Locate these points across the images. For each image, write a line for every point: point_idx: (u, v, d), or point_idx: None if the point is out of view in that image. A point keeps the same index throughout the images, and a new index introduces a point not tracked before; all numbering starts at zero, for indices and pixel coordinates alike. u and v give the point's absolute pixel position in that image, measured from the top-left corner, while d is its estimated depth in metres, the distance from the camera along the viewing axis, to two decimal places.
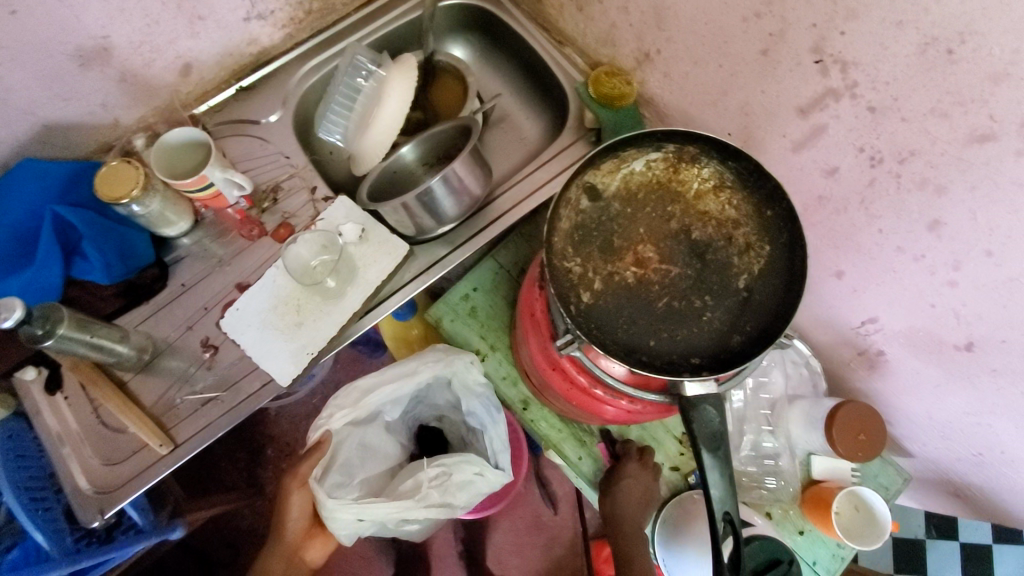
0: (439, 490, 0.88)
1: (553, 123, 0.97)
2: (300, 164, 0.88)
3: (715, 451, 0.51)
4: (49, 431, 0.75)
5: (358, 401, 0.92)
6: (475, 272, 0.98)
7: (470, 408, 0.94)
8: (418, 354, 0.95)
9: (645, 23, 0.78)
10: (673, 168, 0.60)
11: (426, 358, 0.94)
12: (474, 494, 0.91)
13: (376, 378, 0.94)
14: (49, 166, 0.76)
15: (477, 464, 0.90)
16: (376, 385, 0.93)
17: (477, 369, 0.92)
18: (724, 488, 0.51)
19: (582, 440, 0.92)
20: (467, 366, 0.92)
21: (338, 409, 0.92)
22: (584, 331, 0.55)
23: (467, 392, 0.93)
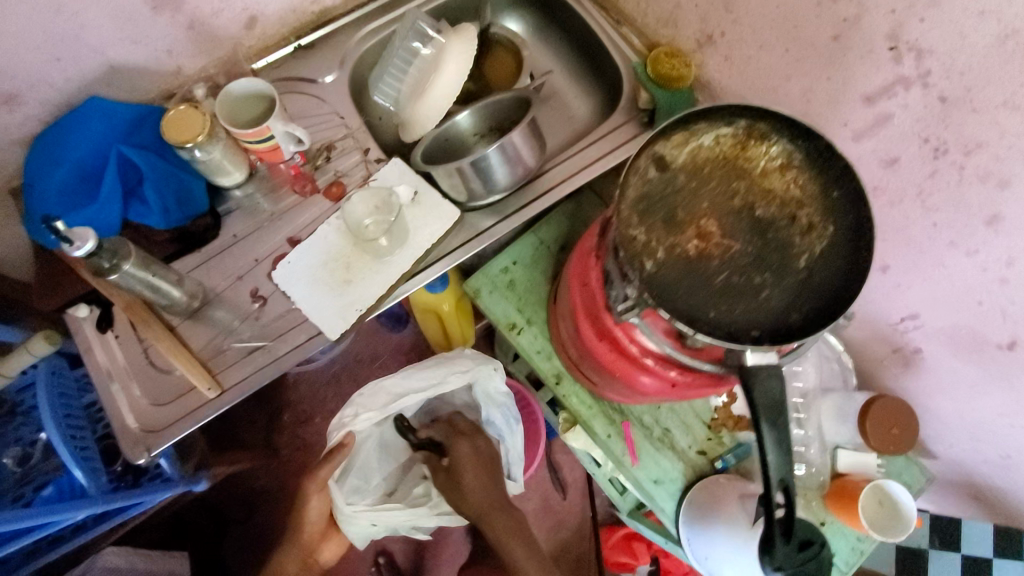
0: (449, 498, 0.95)
1: (604, 103, 0.98)
2: (355, 126, 0.89)
3: (773, 420, 0.52)
4: (99, 367, 0.77)
5: (383, 402, 0.94)
6: (516, 246, 0.99)
7: (490, 417, 0.99)
8: (446, 361, 0.98)
9: (712, 4, 0.78)
10: (741, 145, 0.61)
11: (454, 366, 0.97)
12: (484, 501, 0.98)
13: (402, 377, 0.96)
14: (116, 108, 0.77)
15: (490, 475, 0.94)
16: (403, 388, 0.95)
17: (500, 378, 0.97)
18: (780, 455, 0.52)
19: (612, 418, 0.92)
20: (492, 376, 0.97)
21: (361, 411, 0.93)
22: (648, 298, 0.56)
23: (489, 401, 0.98)
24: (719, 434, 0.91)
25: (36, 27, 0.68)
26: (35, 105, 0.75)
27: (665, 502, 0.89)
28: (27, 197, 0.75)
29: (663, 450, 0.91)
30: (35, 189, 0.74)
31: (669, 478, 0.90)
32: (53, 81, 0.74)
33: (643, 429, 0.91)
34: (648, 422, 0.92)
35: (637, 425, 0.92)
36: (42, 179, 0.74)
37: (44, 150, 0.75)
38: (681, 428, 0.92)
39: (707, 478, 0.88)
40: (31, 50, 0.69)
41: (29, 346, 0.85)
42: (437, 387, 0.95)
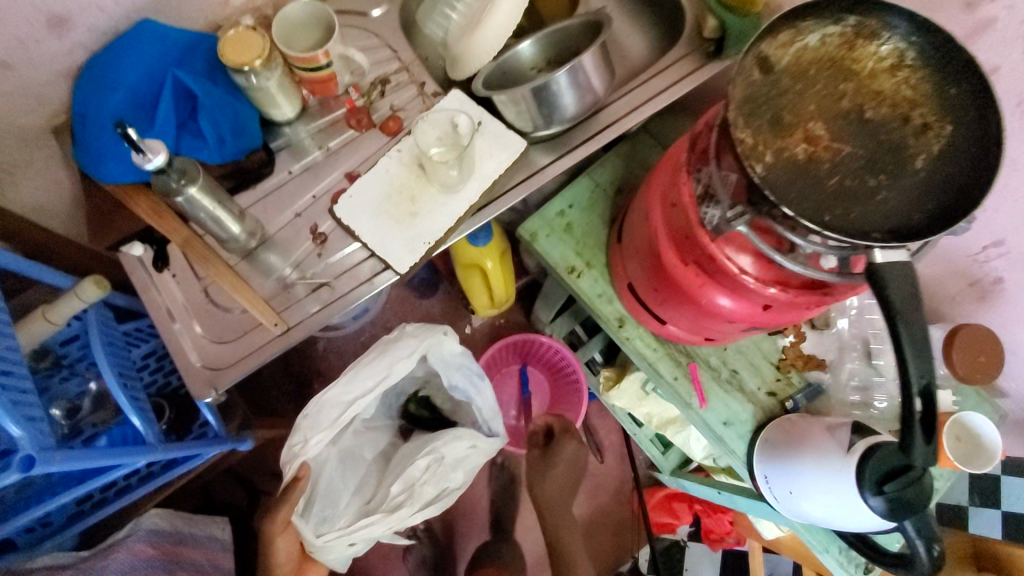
0: (431, 480, 1.04)
1: (662, 38, 0.95)
2: (408, 59, 0.85)
3: (912, 324, 0.47)
4: (157, 307, 0.74)
5: (338, 409, 1.02)
6: (571, 189, 0.95)
7: (454, 383, 1.10)
8: (388, 349, 1.05)
9: None
10: (849, 45, 0.58)
11: (397, 353, 1.04)
12: (471, 465, 1.07)
13: (346, 378, 1.03)
14: (169, 32, 0.73)
15: (468, 438, 1.06)
16: (349, 394, 1.02)
17: (451, 339, 1.06)
18: (924, 366, 0.47)
19: (678, 360, 0.90)
20: (442, 342, 1.06)
21: (311, 432, 0.99)
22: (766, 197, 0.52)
23: (448, 367, 1.10)
24: (788, 374, 0.89)
25: None
26: (84, 31, 0.71)
27: (736, 444, 0.87)
28: (78, 128, 0.71)
29: (731, 391, 0.89)
30: (88, 119, 0.70)
31: (739, 420, 0.88)
32: (101, 4, 0.70)
33: (710, 371, 0.89)
34: (714, 364, 0.90)
35: (703, 366, 0.89)
36: (94, 108, 0.70)
37: (96, 77, 0.71)
38: (748, 370, 0.90)
39: (777, 420, 0.84)
40: None
41: (78, 290, 0.80)
42: (387, 380, 1.03)
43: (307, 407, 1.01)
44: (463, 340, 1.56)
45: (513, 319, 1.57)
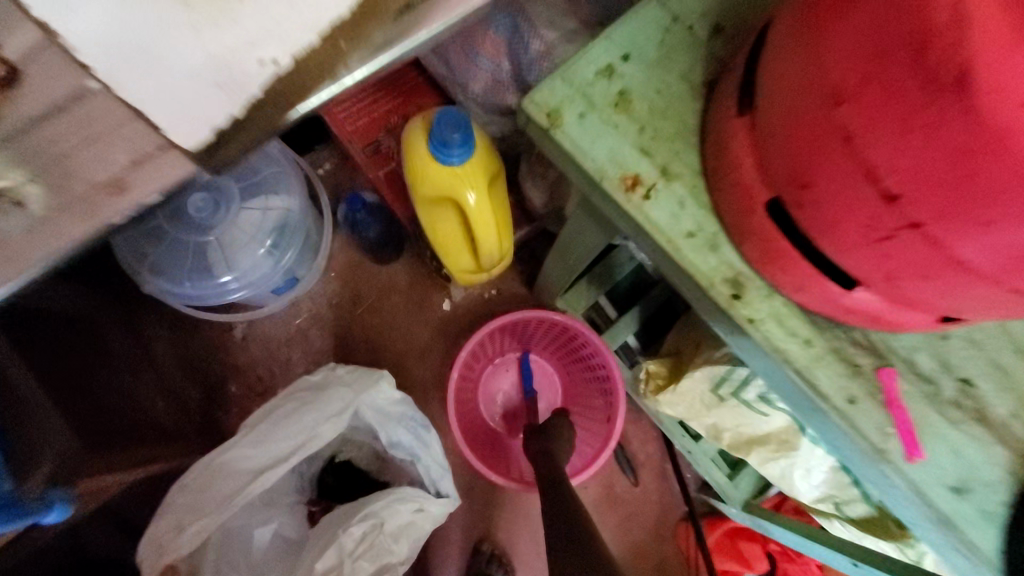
0: (368, 555, 0.71)
1: None
2: None
3: None
4: None
5: (237, 483, 0.71)
6: (626, 24, 0.47)
7: (393, 438, 0.81)
8: (314, 401, 0.78)
9: None
10: None
11: (326, 408, 0.77)
12: (415, 539, 0.76)
13: (257, 434, 0.75)
14: None
15: (413, 499, 0.75)
16: (254, 459, 0.73)
17: (390, 387, 0.80)
18: None
19: (852, 362, 0.44)
20: (384, 388, 0.79)
21: (192, 516, 0.68)
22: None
23: (385, 420, 0.81)
24: None
25: None
26: None
27: (980, 534, 0.42)
28: None
29: (961, 423, 0.44)
30: None
31: (983, 481, 0.43)
32: None
33: (918, 382, 0.44)
34: (927, 370, 0.44)
35: (904, 371, 0.44)
36: None
37: None
38: (990, 378, 0.45)
39: None
40: None
41: None
42: (309, 442, 0.75)
43: (189, 474, 0.70)
44: (438, 320, 1.10)
45: (509, 291, 1.10)
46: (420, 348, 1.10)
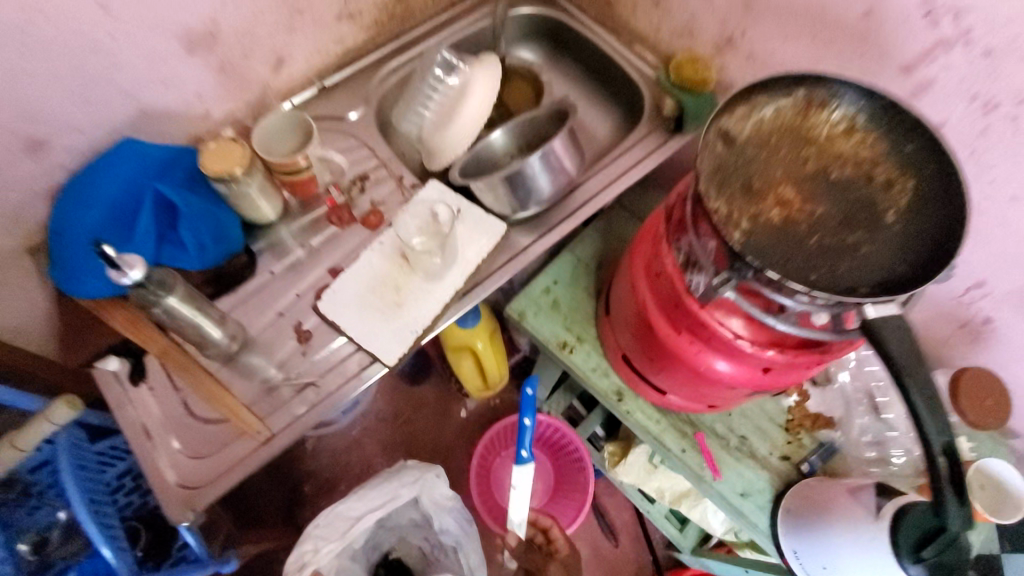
0: None
1: (624, 121, 1.02)
2: (386, 157, 0.89)
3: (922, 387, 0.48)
4: (135, 423, 0.71)
5: (347, 524, 0.98)
6: (555, 265, 0.96)
7: (443, 524, 1.04)
8: (390, 478, 1.03)
9: (732, 7, 0.80)
10: (803, 113, 0.61)
11: (403, 479, 1.03)
12: None
13: (356, 496, 1.01)
14: (148, 149, 0.74)
15: None
16: (357, 510, 0.99)
17: (443, 484, 1.04)
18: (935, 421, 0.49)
19: (682, 431, 0.86)
20: (436, 482, 1.03)
21: (323, 541, 0.96)
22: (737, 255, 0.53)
23: (439, 509, 1.03)
24: (799, 435, 0.85)
25: (69, 63, 0.66)
26: (61, 152, 0.73)
27: (757, 517, 0.82)
28: (54, 250, 0.70)
29: (743, 461, 0.85)
30: (65, 236, 0.70)
31: (756, 490, 0.83)
32: (82, 127, 0.72)
33: (717, 441, 0.86)
34: (721, 431, 0.86)
35: (710, 434, 0.86)
36: (70, 227, 0.70)
37: (72, 195, 0.71)
38: (757, 435, 0.86)
39: (796, 487, 0.80)
40: (63, 88, 0.67)
41: (48, 412, 0.75)
42: (390, 501, 1.00)
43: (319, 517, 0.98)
44: (458, 425, 1.50)
45: (508, 399, 1.52)
46: (445, 447, 1.50)
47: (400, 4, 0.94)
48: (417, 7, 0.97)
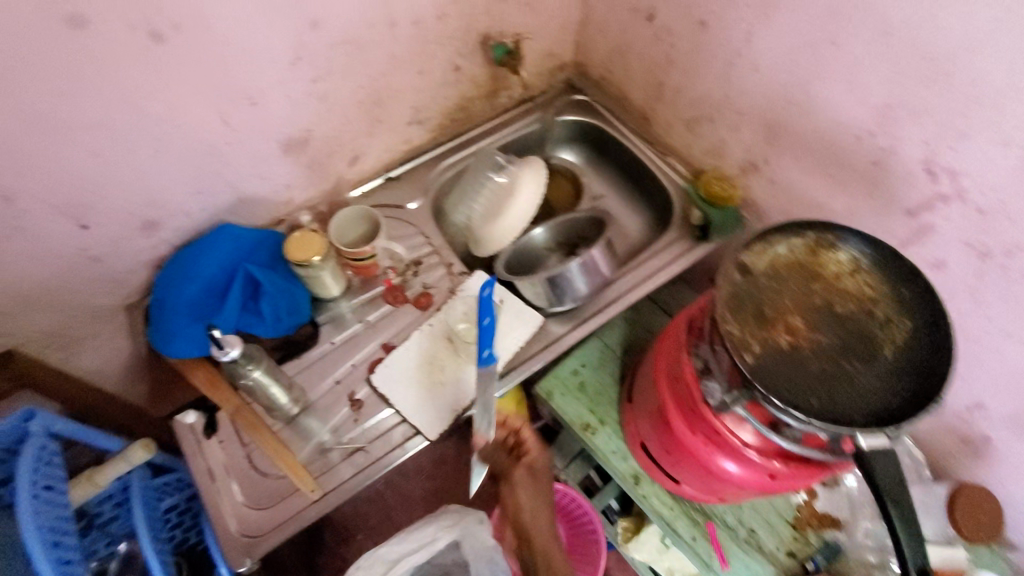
0: None
1: (654, 221, 1.12)
2: (439, 244, 0.99)
3: (898, 502, 0.56)
4: (204, 473, 0.79)
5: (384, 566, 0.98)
6: (583, 349, 1.05)
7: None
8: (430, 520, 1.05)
9: (757, 139, 0.91)
10: (813, 252, 0.70)
11: (443, 521, 1.04)
12: None
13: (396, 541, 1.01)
14: (243, 233, 0.86)
15: None
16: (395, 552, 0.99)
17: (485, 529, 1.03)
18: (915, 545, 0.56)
19: (695, 519, 0.92)
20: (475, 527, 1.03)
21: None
22: (745, 373, 0.61)
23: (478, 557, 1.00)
24: (806, 532, 0.90)
25: (191, 166, 0.78)
26: (170, 230, 0.85)
27: None
28: (154, 315, 0.81)
29: (751, 554, 0.89)
30: (166, 304, 0.80)
31: None
32: (191, 211, 0.85)
33: (727, 532, 0.91)
34: (732, 523, 0.92)
35: (721, 525, 0.91)
36: (171, 295, 0.80)
37: (176, 270, 0.82)
38: (766, 530, 0.91)
39: None
40: (183, 184, 0.80)
41: (126, 454, 0.85)
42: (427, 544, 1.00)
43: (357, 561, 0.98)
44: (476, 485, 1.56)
45: None
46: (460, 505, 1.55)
47: (463, 111, 1.07)
48: (476, 113, 1.10)
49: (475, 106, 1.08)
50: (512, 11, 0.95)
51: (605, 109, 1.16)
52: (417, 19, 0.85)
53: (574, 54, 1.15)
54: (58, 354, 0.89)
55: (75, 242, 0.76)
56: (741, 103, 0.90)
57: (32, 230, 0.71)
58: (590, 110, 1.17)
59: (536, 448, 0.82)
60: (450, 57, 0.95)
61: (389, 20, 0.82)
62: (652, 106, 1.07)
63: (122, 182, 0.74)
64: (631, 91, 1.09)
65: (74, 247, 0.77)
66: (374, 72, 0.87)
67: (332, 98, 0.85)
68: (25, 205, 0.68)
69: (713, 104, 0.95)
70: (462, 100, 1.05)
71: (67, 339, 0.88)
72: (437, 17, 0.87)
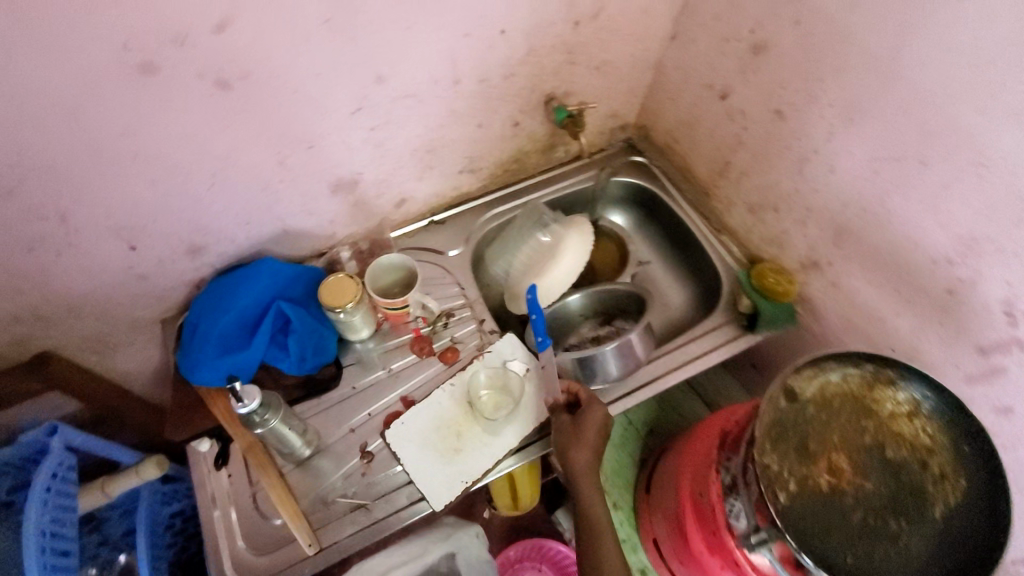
0: None
1: (697, 298, 1.08)
2: (473, 297, 0.98)
3: None
4: (210, 506, 0.80)
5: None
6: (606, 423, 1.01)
7: None
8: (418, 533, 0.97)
9: (822, 238, 0.86)
10: (868, 386, 0.65)
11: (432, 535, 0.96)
12: None
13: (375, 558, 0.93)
14: (283, 268, 0.86)
15: None
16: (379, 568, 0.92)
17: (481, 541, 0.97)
18: None
19: None
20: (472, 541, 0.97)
21: None
22: (774, 522, 0.56)
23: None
24: None
25: (242, 200, 0.79)
26: (213, 256, 0.85)
27: None
28: (186, 340, 0.82)
29: None
30: (198, 332, 0.81)
31: None
32: (236, 241, 0.85)
33: None
34: None
35: None
36: (205, 324, 0.82)
37: (213, 299, 0.83)
38: None
39: None
40: (232, 217, 0.81)
41: (139, 470, 0.85)
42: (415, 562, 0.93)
43: None
44: None
45: None
46: None
47: (517, 162, 1.06)
48: (531, 165, 1.08)
49: (530, 159, 1.07)
50: (581, 74, 0.94)
51: (663, 174, 1.13)
52: (483, 77, 0.84)
53: (639, 116, 1.12)
54: (92, 359, 0.91)
55: (122, 262, 0.77)
56: (809, 199, 0.85)
57: (82, 249, 0.73)
58: (647, 174, 1.14)
59: (596, 410, 0.79)
60: (512, 113, 0.93)
61: (454, 78, 0.81)
62: (712, 181, 1.03)
63: (174, 211, 0.75)
64: (694, 163, 1.05)
65: (121, 266, 0.78)
66: (433, 124, 0.86)
67: (388, 145, 0.85)
68: (78, 227, 0.70)
69: (779, 194, 0.90)
70: (518, 153, 1.03)
71: (103, 346, 0.90)
72: (504, 76, 0.86)
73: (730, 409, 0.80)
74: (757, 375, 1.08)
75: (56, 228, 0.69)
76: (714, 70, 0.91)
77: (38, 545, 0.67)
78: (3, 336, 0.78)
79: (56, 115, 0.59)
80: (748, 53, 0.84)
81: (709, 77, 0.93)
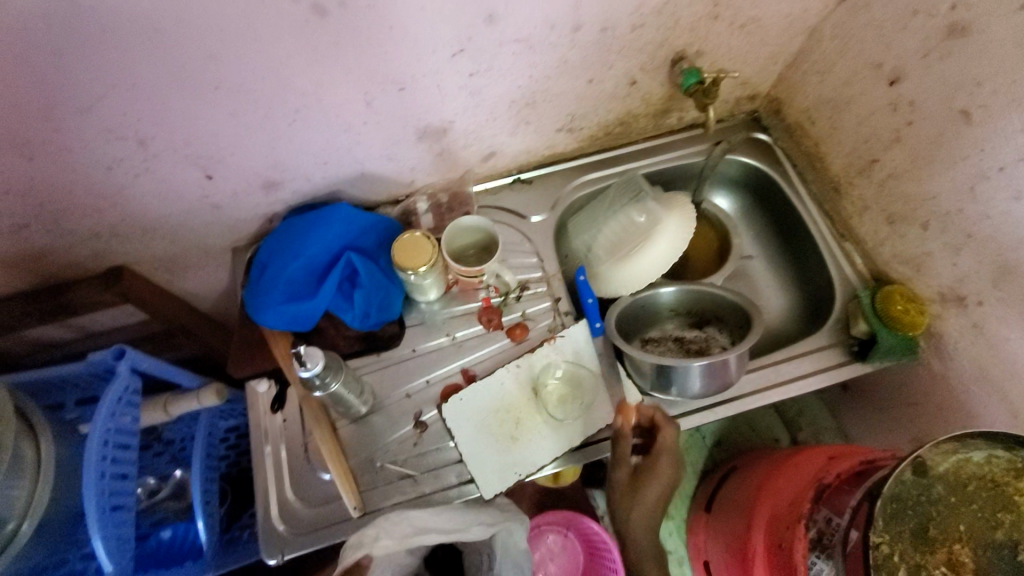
0: None
1: (798, 308, 0.96)
2: (551, 272, 0.89)
3: None
4: (262, 446, 0.80)
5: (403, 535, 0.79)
6: None
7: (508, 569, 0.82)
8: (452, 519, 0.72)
9: (977, 272, 0.71)
10: (1016, 475, 0.56)
11: (483, 513, 0.74)
12: None
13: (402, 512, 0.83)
14: (357, 215, 0.81)
15: None
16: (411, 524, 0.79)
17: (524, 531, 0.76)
18: None
19: None
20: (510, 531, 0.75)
21: None
22: None
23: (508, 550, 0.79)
24: None
25: (321, 140, 0.72)
26: (288, 192, 0.80)
27: None
28: (255, 279, 0.79)
29: None
30: (267, 273, 0.78)
31: None
32: (311, 179, 0.79)
33: None
34: None
35: None
36: (275, 266, 0.78)
37: (283, 240, 0.79)
38: None
39: None
40: (311, 155, 0.74)
41: (199, 395, 0.86)
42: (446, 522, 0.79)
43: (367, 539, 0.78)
44: None
45: None
46: None
47: (622, 125, 0.93)
48: (636, 129, 0.95)
49: (637, 122, 0.94)
50: (719, 31, 0.79)
51: (787, 158, 0.98)
52: (605, 25, 0.71)
53: (774, 86, 0.95)
54: (163, 277, 0.90)
55: (197, 189, 0.73)
56: (975, 224, 0.70)
57: (158, 174, 0.69)
58: (768, 156, 0.99)
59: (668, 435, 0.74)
60: (630, 70, 0.80)
61: (573, 24, 0.69)
62: (849, 176, 0.88)
63: (251, 145, 0.69)
64: (831, 152, 0.89)
65: (195, 194, 0.74)
66: (539, 74, 0.75)
67: (485, 94, 0.75)
68: (156, 152, 0.66)
69: (935, 211, 0.75)
70: (626, 114, 0.90)
71: (173, 267, 0.89)
72: (630, 26, 0.72)
73: (823, 452, 0.71)
74: (847, 399, 0.97)
75: (135, 151, 0.65)
76: (889, 46, 0.74)
77: (101, 464, 0.70)
78: (81, 248, 0.77)
79: (136, 33, 0.53)
80: (943, 32, 0.67)
81: (880, 54, 0.76)
